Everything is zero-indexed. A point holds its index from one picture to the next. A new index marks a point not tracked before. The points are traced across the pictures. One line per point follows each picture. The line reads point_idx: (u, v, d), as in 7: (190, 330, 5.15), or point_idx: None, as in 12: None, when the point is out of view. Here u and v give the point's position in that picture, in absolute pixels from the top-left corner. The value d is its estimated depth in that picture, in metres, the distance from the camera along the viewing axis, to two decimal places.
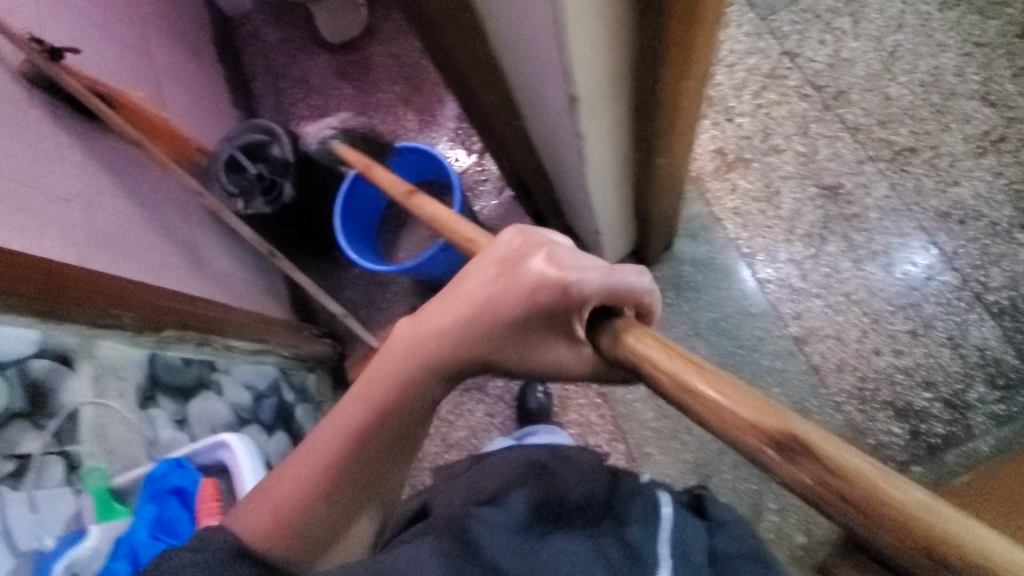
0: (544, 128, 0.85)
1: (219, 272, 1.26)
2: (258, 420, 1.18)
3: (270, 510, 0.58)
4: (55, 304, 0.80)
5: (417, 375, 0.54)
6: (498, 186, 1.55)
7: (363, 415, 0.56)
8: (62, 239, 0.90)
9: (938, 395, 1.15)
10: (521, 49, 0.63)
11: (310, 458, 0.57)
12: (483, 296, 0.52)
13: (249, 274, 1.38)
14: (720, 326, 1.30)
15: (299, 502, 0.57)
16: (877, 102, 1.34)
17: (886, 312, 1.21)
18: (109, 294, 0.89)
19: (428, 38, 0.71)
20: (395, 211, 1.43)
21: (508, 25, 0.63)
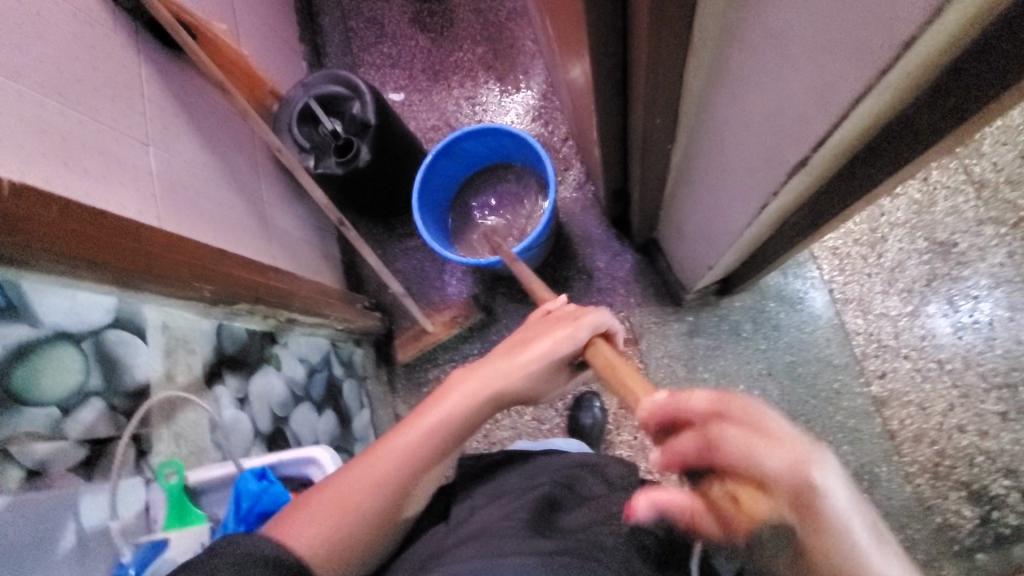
0: (699, 156, 0.75)
1: (284, 234, 1.17)
2: (309, 397, 1.13)
3: (310, 519, 0.61)
4: (137, 275, 0.72)
5: (458, 398, 0.68)
6: (579, 178, 1.42)
7: (408, 441, 0.66)
8: (140, 193, 0.82)
9: (1018, 484, 1.09)
10: (740, 86, 0.53)
11: (358, 474, 0.65)
12: (510, 343, 0.72)
13: (313, 238, 1.30)
14: (797, 371, 1.23)
15: (343, 513, 0.62)
16: (1010, 159, 1.23)
17: (978, 389, 1.14)
18: (190, 265, 0.82)
19: (610, 42, 0.61)
20: (469, 190, 1.31)
21: (730, 55, 0.53)
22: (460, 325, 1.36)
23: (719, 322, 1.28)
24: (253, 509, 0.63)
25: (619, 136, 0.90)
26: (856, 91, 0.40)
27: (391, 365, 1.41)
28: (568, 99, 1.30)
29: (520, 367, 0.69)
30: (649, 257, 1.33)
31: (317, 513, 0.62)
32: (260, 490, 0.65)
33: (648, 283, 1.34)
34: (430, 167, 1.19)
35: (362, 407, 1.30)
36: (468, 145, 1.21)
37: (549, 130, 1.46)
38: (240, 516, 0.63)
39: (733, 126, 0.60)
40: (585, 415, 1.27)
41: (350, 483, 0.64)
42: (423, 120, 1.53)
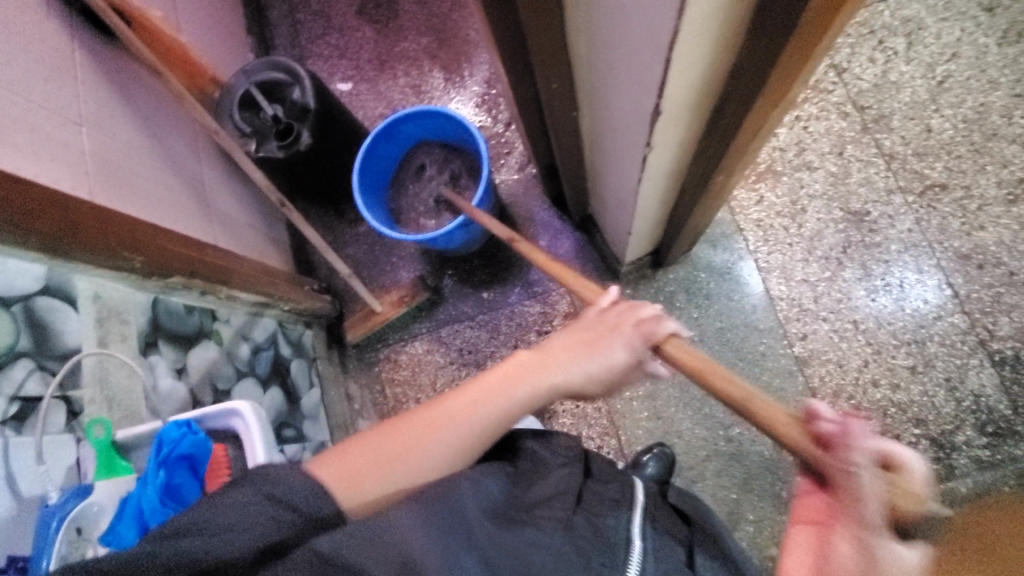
0: (598, 121, 0.81)
1: (226, 217, 1.21)
2: (254, 373, 1.16)
3: (350, 459, 0.62)
4: (66, 242, 0.76)
5: (508, 375, 0.69)
6: (521, 161, 1.48)
7: (462, 403, 0.66)
8: (73, 167, 0.85)
9: (927, 432, 1.17)
10: (607, 42, 0.59)
11: (407, 423, 0.65)
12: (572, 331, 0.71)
13: (258, 222, 1.33)
14: (725, 336, 1.29)
15: (388, 462, 0.63)
16: (917, 132, 1.31)
17: (890, 345, 1.22)
18: (120, 235, 0.85)
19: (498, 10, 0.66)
20: (410, 173, 1.36)
21: (593, 13, 0.59)
22: (407, 305, 1.39)
23: (654, 293, 1.34)
24: (174, 451, 0.68)
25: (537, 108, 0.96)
26: (671, 30, 0.46)
27: (342, 346, 1.45)
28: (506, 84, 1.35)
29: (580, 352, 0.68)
30: (587, 233, 1.39)
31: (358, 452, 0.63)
32: (182, 436, 0.69)
33: (587, 258, 1.40)
34: (371, 150, 1.25)
35: (312, 387, 1.33)
36: (406, 127, 1.25)
37: (492, 116, 1.51)
38: (160, 459, 0.67)
39: (611, 83, 0.66)
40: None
41: (400, 431, 0.64)
42: (371, 108, 1.57)
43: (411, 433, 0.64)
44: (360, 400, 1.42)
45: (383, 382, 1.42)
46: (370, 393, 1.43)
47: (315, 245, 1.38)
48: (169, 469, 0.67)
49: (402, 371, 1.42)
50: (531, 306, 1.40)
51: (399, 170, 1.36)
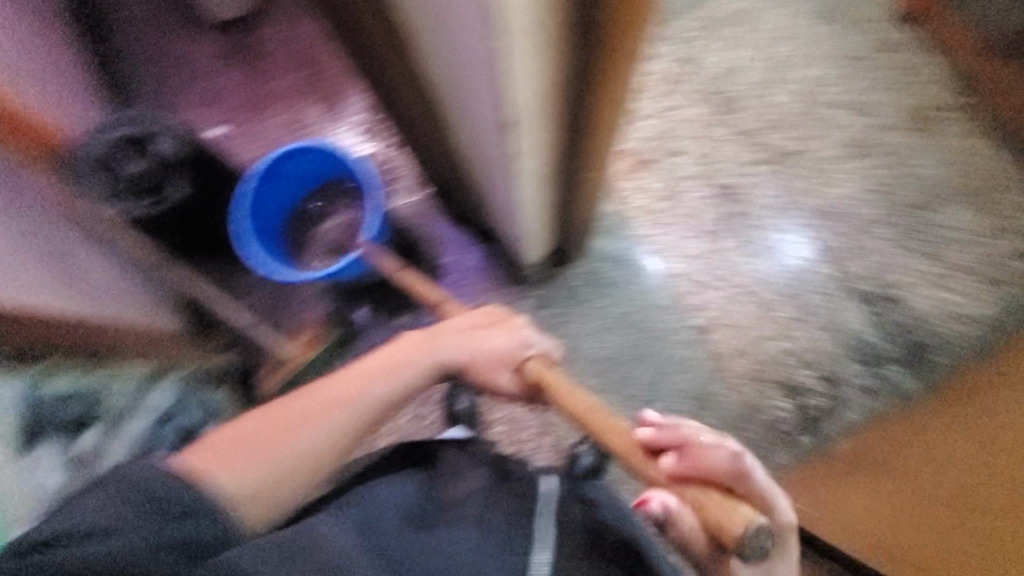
0: (464, 136, 0.84)
1: (106, 285, 1.12)
2: (163, 446, 1.08)
3: (228, 452, 0.64)
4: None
5: (389, 366, 0.75)
6: (414, 183, 1.49)
7: (339, 391, 0.71)
8: None
9: (818, 372, 1.30)
10: (454, 59, 0.62)
11: (282, 411, 0.69)
12: (448, 333, 0.81)
13: (142, 285, 1.25)
14: (634, 319, 1.37)
15: (266, 452, 0.66)
16: (764, 109, 1.46)
17: (775, 301, 1.35)
18: None
19: None
20: (301, 213, 1.34)
21: (429, 35, 0.61)
22: (321, 344, 1.36)
23: (561, 290, 1.40)
24: None
25: (409, 130, 0.98)
26: (496, 47, 0.49)
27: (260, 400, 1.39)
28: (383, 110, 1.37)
29: (454, 344, 0.79)
30: (488, 243, 1.42)
31: (237, 445, 0.65)
32: None
33: (493, 267, 1.43)
34: (255, 194, 1.21)
35: None
36: (289, 166, 1.24)
37: (377, 143, 1.52)
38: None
39: (463, 98, 0.69)
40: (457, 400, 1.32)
41: (274, 421, 0.68)
42: (250, 151, 1.53)
43: (287, 423, 0.68)
44: None
45: None
46: None
47: (210, 300, 1.31)
48: None
49: None
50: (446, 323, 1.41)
51: (290, 212, 1.33)
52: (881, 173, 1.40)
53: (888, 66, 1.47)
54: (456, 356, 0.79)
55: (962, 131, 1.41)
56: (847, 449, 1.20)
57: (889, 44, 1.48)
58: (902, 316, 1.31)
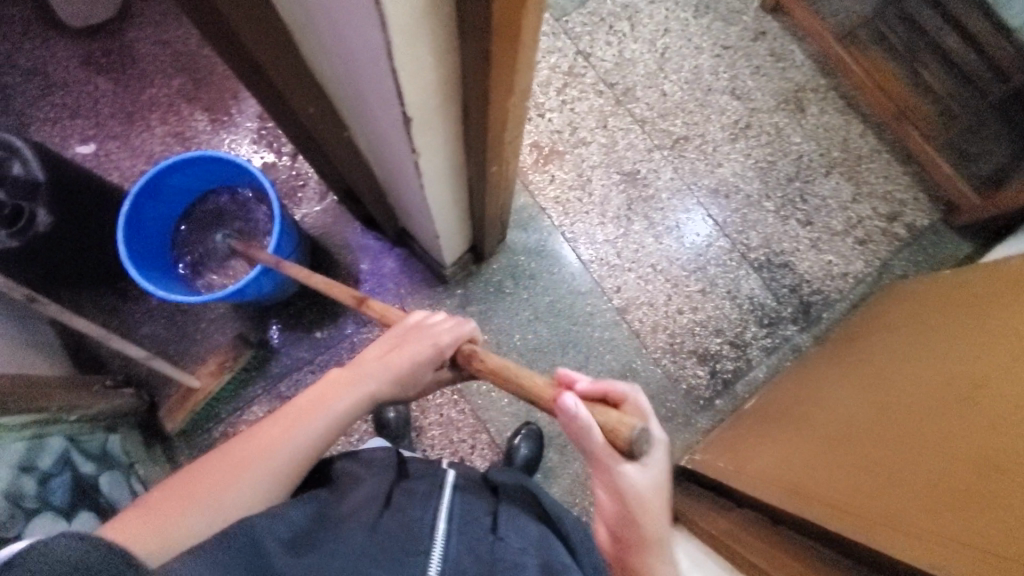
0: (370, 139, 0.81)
1: None
2: (50, 505, 0.96)
3: (144, 511, 0.59)
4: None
5: (327, 396, 0.72)
6: (319, 190, 1.42)
7: (274, 436, 0.67)
8: None
9: (726, 338, 1.40)
10: (345, 56, 0.59)
11: (207, 465, 0.63)
12: (381, 352, 0.76)
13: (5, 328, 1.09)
14: (556, 307, 1.41)
15: (180, 513, 0.59)
16: (656, 97, 1.55)
17: (683, 277, 1.44)
18: None
19: (224, 42, 0.63)
20: (194, 229, 1.22)
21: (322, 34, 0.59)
22: (231, 369, 1.26)
23: (484, 286, 1.40)
24: None
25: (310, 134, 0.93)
26: (386, 46, 0.48)
27: (166, 438, 1.27)
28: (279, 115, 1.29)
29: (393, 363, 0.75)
30: (405, 246, 1.39)
31: (154, 511, 0.59)
32: None
33: (413, 270, 1.40)
34: (133, 212, 1.09)
35: (136, 496, 1.14)
36: (172, 179, 1.12)
37: (275, 150, 1.43)
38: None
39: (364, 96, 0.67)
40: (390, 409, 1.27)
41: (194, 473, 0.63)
42: (129, 167, 1.38)
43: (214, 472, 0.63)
44: None
45: None
46: None
47: (94, 336, 1.18)
48: None
49: None
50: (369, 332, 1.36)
51: (179, 229, 1.21)
52: (763, 152, 1.54)
53: (761, 52, 1.59)
54: (389, 375, 0.75)
55: (826, 110, 1.57)
56: (757, 406, 1.31)
57: (760, 32, 1.60)
58: (791, 279, 1.45)
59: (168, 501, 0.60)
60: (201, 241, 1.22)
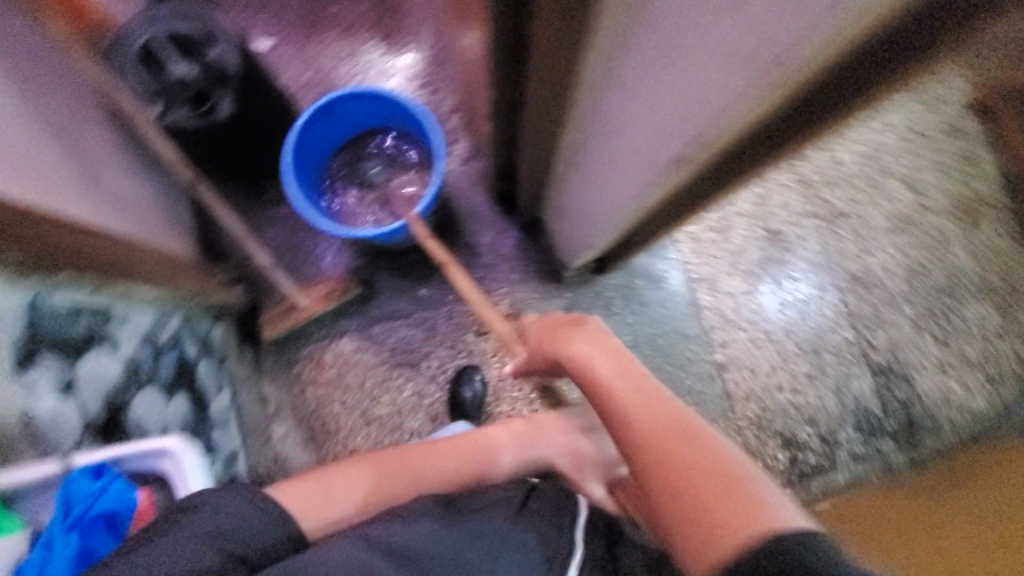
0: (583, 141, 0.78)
1: (122, 193, 1.01)
2: (157, 379, 0.99)
3: (319, 481, 0.73)
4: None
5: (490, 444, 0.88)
6: (465, 152, 1.40)
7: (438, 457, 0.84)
8: None
9: (818, 430, 1.34)
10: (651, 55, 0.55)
11: (377, 465, 0.79)
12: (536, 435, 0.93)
13: (148, 200, 1.10)
14: (657, 342, 1.36)
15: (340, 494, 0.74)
16: (827, 163, 1.46)
17: (794, 354, 1.37)
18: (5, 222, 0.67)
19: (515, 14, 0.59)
20: (349, 160, 1.22)
21: (620, 36, 0.56)
22: (335, 299, 1.28)
23: (593, 297, 1.37)
24: (89, 513, 0.55)
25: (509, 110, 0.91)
26: None
27: (256, 341, 1.31)
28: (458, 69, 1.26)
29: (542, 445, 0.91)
30: (530, 234, 1.36)
31: (325, 487, 0.74)
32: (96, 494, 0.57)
33: (529, 259, 1.37)
34: (306, 128, 1.09)
35: (220, 390, 1.19)
36: (348, 106, 1.13)
37: (436, 100, 1.41)
38: (71, 520, 0.55)
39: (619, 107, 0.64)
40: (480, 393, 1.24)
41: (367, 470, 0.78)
42: (298, 75, 1.40)
43: (375, 474, 0.78)
44: (276, 402, 1.32)
45: (303, 383, 1.33)
46: (288, 394, 1.32)
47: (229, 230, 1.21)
48: (83, 533, 0.55)
49: (327, 371, 1.33)
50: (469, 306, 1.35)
51: (336, 156, 1.22)
52: (919, 255, 1.43)
53: (954, 150, 1.47)
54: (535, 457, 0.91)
55: (1002, 232, 1.45)
56: (833, 512, 1.25)
57: (960, 129, 1.48)
58: (905, 394, 1.36)
59: (337, 483, 0.75)
60: (352, 173, 1.22)
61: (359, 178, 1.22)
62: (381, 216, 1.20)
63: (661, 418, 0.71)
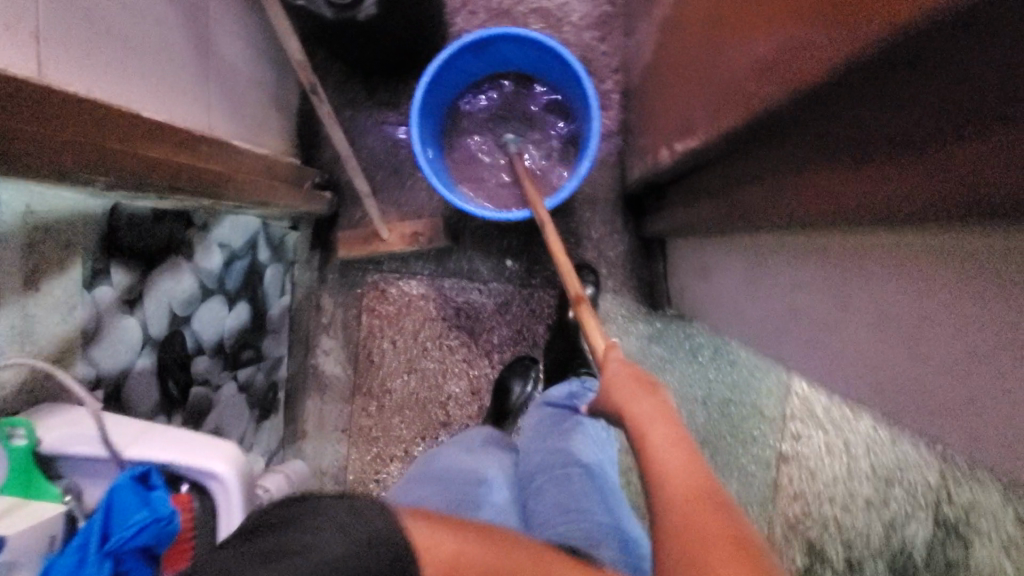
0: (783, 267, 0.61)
1: (229, 74, 0.88)
2: (222, 289, 0.92)
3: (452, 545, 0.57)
4: (25, 169, 0.47)
5: None
6: (611, 126, 1.19)
7: None
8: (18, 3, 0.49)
9: (849, 556, 1.23)
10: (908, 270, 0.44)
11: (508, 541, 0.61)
12: None
13: (251, 87, 0.95)
14: (728, 409, 1.25)
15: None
16: None
17: (864, 474, 1.22)
18: (108, 142, 0.56)
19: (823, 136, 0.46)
20: (485, 106, 1.04)
21: (912, 240, 0.43)
22: (417, 242, 1.18)
23: (682, 339, 1.23)
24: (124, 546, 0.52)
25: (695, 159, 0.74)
26: None
27: (326, 250, 1.24)
28: (642, 37, 1.04)
29: None
30: (645, 247, 1.20)
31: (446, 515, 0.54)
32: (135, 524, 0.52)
33: (632, 273, 1.22)
34: (451, 58, 0.91)
35: (282, 295, 1.14)
36: (505, 48, 0.94)
37: (599, 55, 1.19)
38: (109, 548, 0.51)
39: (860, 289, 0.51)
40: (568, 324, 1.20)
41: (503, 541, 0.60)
42: None
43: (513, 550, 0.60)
44: (331, 316, 1.27)
45: (362, 308, 1.27)
46: (343, 314, 1.27)
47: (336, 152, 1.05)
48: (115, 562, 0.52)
49: (387, 305, 1.26)
50: (551, 295, 1.24)
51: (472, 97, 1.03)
52: None
53: None
54: None
55: None
56: None
57: None
58: None
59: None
60: (484, 124, 1.05)
61: (491, 132, 1.05)
62: (501, 186, 1.03)
63: (694, 492, 0.50)
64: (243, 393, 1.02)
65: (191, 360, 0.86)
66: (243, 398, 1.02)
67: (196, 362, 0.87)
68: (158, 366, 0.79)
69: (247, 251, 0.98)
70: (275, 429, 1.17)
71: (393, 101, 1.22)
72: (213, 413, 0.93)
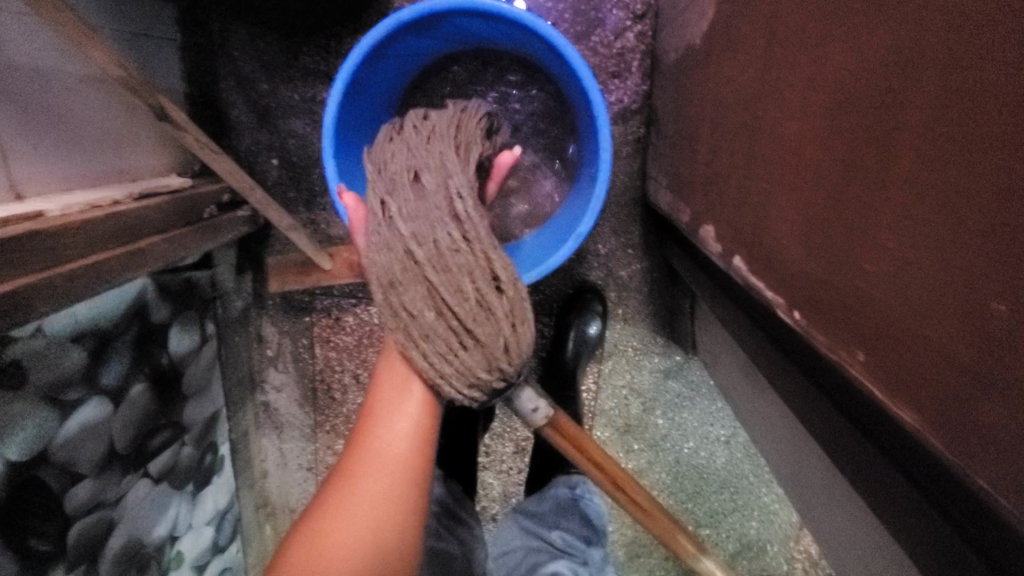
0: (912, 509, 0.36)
1: (41, 95, 0.59)
2: (99, 387, 0.69)
3: (304, 559, 0.44)
4: None
5: (381, 467, 0.46)
6: (626, 103, 0.87)
7: (361, 480, 0.46)
8: None
9: None
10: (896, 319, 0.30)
11: (386, 463, 0.46)
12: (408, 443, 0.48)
13: (83, 98, 0.65)
14: (753, 449, 1.04)
15: None
16: None
17: None
18: None
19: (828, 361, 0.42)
20: (489, 292, 0.48)
21: (842, 477, 0.47)
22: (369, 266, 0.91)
23: (707, 377, 0.99)
24: None
25: (740, 264, 0.45)
26: None
27: (260, 267, 0.98)
28: None
29: (391, 451, 0.47)
30: (665, 266, 0.94)
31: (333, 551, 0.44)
32: None
33: (651, 297, 0.96)
34: (381, 42, 0.58)
35: (206, 344, 0.90)
36: (462, 23, 0.61)
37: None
38: None
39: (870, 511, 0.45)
40: (560, 356, 0.95)
41: (346, 514, 0.45)
42: None
43: (395, 472, 0.46)
44: (276, 348, 1.04)
45: (313, 339, 1.03)
46: (292, 345, 1.04)
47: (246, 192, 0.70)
48: None
49: (345, 336, 1.03)
50: (546, 323, 0.99)
51: (397, 165, 0.54)
52: None
53: None
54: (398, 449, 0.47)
55: None
56: None
57: None
58: None
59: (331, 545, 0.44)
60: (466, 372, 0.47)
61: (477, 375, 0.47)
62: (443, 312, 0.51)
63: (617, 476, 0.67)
64: (164, 482, 0.83)
65: (65, 497, 0.66)
66: (165, 487, 0.83)
67: (72, 495, 0.66)
68: (4, 534, 0.59)
69: (126, 325, 0.72)
70: (226, 487, 1.01)
71: (322, 67, 0.88)
72: (119, 529, 0.75)
